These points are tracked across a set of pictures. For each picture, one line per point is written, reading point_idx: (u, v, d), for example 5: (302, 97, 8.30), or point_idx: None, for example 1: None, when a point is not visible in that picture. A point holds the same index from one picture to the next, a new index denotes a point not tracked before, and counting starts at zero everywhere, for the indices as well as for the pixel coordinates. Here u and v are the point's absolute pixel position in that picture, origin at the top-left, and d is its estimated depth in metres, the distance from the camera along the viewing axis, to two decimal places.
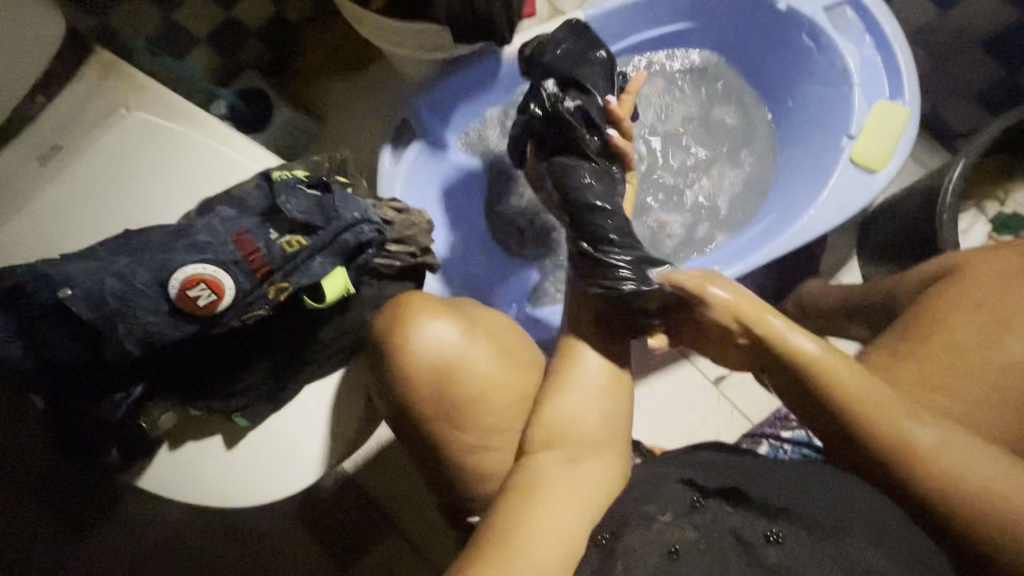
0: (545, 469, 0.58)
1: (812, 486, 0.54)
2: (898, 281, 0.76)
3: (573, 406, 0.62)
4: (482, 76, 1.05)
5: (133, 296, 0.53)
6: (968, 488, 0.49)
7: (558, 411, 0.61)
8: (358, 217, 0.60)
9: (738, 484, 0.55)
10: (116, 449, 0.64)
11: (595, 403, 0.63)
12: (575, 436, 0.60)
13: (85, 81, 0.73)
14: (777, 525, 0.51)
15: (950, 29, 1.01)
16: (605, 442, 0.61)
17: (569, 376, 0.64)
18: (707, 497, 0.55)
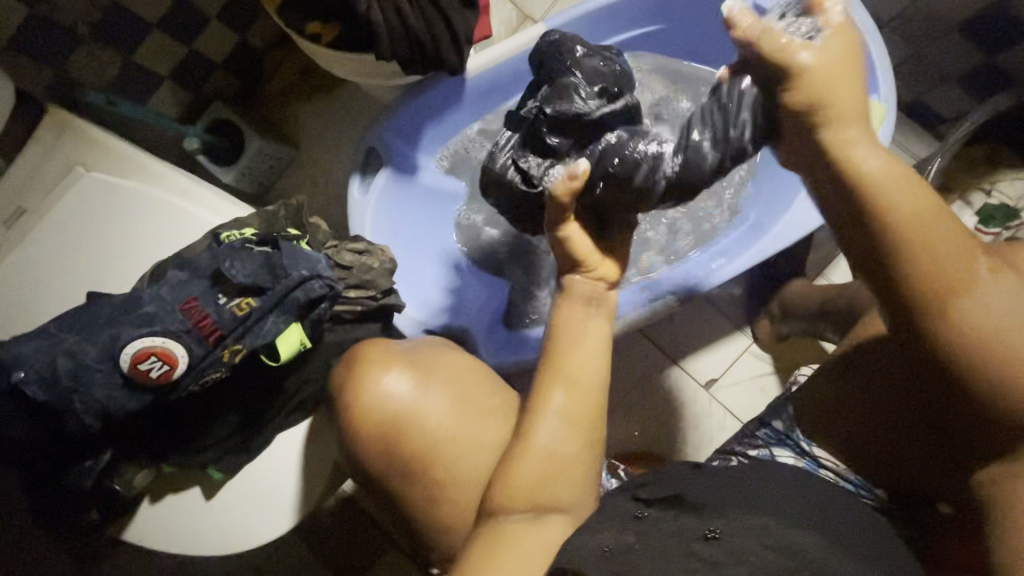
0: (509, 522, 0.55)
1: (758, 488, 0.57)
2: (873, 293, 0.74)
3: (546, 435, 0.57)
4: (447, 96, 1.02)
5: (86, 373, 0.54)
6: (982, 323, 0.50)
7: (516, 456, 0.58)
8: (307, 275, 0.60)
9: (681, 491, 0.56)
10: (94, 509, 0.65)
11: (564, 443, 0.57)
12: (547, 468, 0.57)
13: (41, 142, 0.74)
14: (718, 524, 0.51)
15: (927, 15, 0.97)
16: (580, 466, 0.58)
17: (531, 422, 0.58)
18: (649, 508, 0.55)
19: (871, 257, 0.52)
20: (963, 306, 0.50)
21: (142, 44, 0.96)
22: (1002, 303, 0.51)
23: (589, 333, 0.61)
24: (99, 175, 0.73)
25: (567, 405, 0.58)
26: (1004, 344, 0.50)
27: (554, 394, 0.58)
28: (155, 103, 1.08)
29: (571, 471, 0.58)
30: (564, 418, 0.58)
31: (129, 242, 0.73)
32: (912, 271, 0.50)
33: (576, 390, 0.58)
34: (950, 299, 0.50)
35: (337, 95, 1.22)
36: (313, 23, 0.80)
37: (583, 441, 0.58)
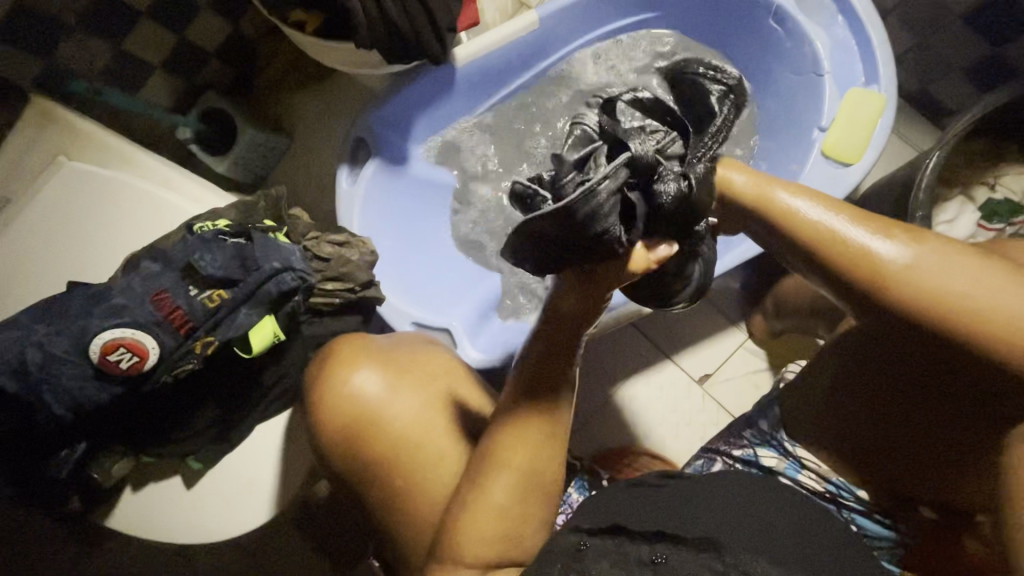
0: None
1: (702, 506, 0.60)
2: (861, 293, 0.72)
3: (497, 485, 0.56)
4: (438, 86, 1.00)
5: (57, 364, 0.54)
6: (937, 286, 0.52)
7: (466, 505, 0.56)
8: (279, 267, 0.60)
9: (619, 522, 0.58)
10: (74, 496, 0.66)
11: (515, 500, 0.56)
12: (495, 515, 0.55)
13: (23, 132, 0.74)
14: (660, 549, 0.53)
15: (931, 3, 0.94)
16: (529, 512, 0.57)
17: (485, 473, 0.57)
18: (589, 538, 0.56)
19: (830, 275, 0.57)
20: (932, 276, 0.52)
21: (130, 32, 0.96)
22: (952, 269, 0.52)
23: (555, 383, 0.58)
24: (81, 166, 0.73)
25: (521, 463, 0.56)
26: (968, 300, 0.50)
27: (514, 450, 0.57)
28: (146, 94, 1.07)
29: (523, 518, 0.56)
30: (517, 474, 0.56)
31: (111, 232, 0.73)
32: (853, 260, 0.55)
33: (532, 442, 0.57)
34: (900, 270, 0.53)
35: (329, 84, 1.20)
36: (296, 11, 0.79)
37: (532, 497, 0.57)
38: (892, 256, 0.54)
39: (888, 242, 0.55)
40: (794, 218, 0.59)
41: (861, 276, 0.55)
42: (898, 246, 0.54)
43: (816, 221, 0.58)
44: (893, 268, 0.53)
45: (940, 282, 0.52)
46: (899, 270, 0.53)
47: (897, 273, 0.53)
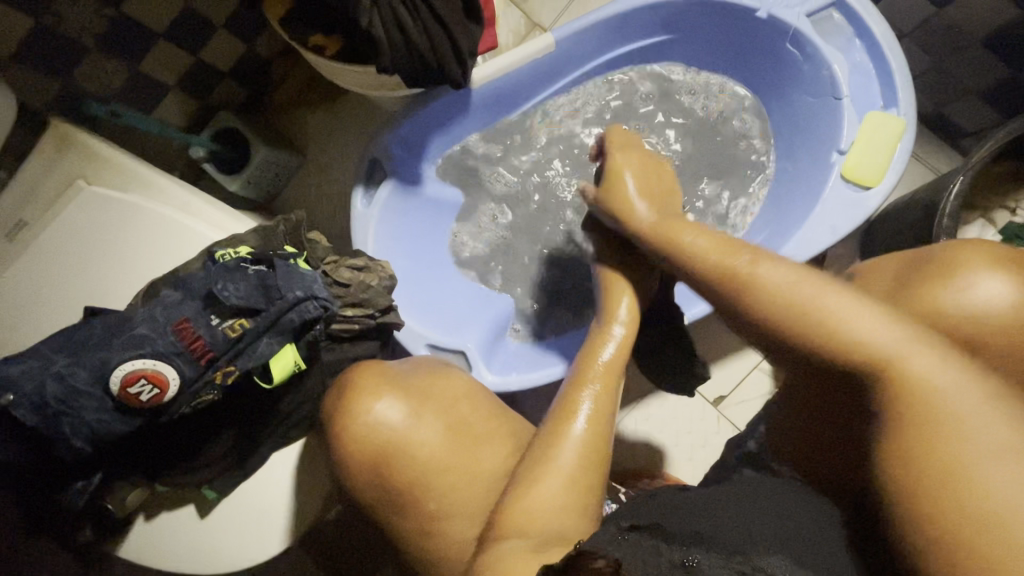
0: (508, 544, 0.52)
1: (723, 510, 0.57)
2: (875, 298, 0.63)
3: (561, 457, 0.56)
4: (452, 107, 1.01)
5: (76, 397, 0.53)
6: (791, 304, 0.51)
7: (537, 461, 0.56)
8: (302, 296, 0.59)
9: (658, 521, 0.56)
10: (88, 526, 0.64)
11: (579, 465, 0.56)
12: (556, 481, 0.55)
13: (44, 154, 0.73)
14: (694, 552, 0.50)
15: (949, 27, 0.93)
16: (588, 482, 0.56)
17: (550, 441, 0.57)
18: (629, 531, 0.53)
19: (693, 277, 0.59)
20: (787, 289, 0.51)
21: (147, 53, 0.96)
22: (815, 288, 0.51)
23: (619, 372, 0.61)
24: (99, 189, 0.73)
25: (591, 429, 0.57)
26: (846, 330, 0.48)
27: (576, 417, 0.58)
28: (162, 113, 1.07)
29: (584, 497, 0.55)
30: (586, 440, 0.57)
31: (128, 255, 0.73)
32: (719, 270, 0.56)
33: (598, 412, 0.58)
34: (769, 286, 0.52)
35: (343, 103, 1.20)
36: (316, 35, 0.79)
37: (593, 467, 0.56)
38: (744, 266, 0.55)
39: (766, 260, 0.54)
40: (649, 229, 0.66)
41: (727, 284, 0.55)
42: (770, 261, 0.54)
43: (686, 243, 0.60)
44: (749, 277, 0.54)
45: (793, 293, 0.51)
46: (764, 284, 0.52)
47: (743, 277, 0.54)
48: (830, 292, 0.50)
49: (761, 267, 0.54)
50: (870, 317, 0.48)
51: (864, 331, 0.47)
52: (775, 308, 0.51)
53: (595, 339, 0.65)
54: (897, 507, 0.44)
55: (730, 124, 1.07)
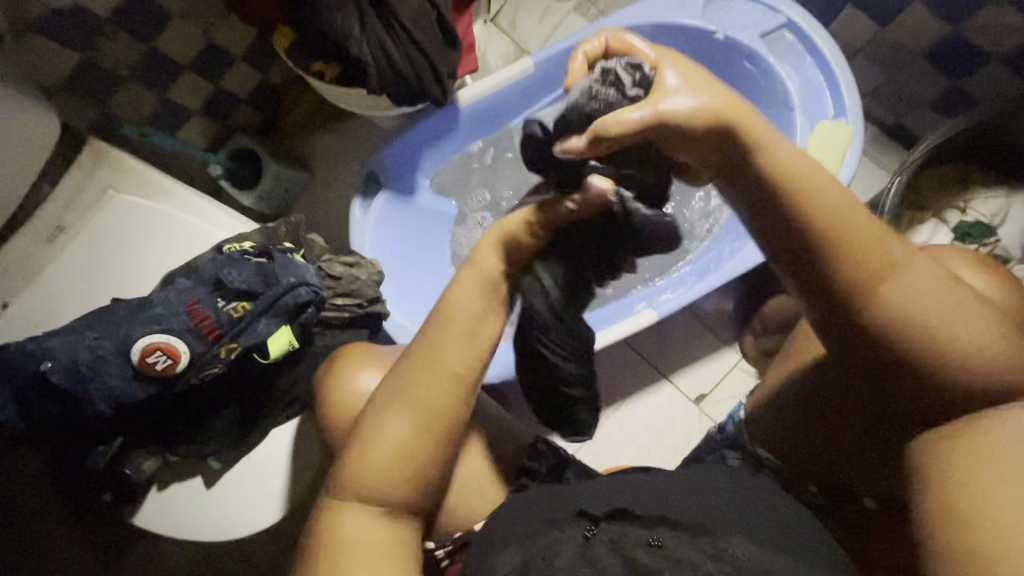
0: (348, 515, 0.52)
1: (682, 483, 0.59)
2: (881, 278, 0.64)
3: (389, 424, 0.54)
4: (442, 125, 1.11)
5: (102, 365, 0.63)
6: (914, 305, 0.48)
7: (370, 434, 0.54)
8: (295, 282, 0.69)
9: (625, 505, 0.56)
10: (108, 491, 0.73)
11: (406, 434, 0.53)
12: (380, 450, 0.53)
13: (81, 168, 0.85)
14: (660, 533, 0.52)
15: (894, 42, 1.00)
16: (413, 453, 0.54)
17: (384, 407, 0.54)
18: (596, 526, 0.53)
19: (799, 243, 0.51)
20: (916, 291, 0.48)
21: (172, 83, 1.09)
22: (934, 293, 0.48)
23: (471, 324, 0.56)
24: (129, 198, 0.84)
25: (426, 398, 0.54)
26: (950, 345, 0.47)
27: (411, 386, 0.54)
28: (185, 136, 1.20)
29: (413, 465, 0.54)
30: (417, 411, 0.54)
31: (152, 254, 0.83)
32: (867, 259, 0.49)
33: (428, 375, 0.54)
34: (898, 278, 0.49)
35: (347, 125, 1.32)
36: (317, 62, 0.90)
37: (428, 436, 0.54)
38: (897, 263, 0.49)
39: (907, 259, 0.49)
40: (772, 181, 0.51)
41: (860, 272, 0.49)
42: (915, 261, 0.49)
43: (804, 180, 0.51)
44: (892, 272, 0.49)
45: (922, 297, 0.48)
46: (897, 274, 0.49)
47: (892, 276, 0.49)
48: (952, 300, 0.48)
49: (904, 266, 0.49)
50: (957, 311, 0.47)
51: (970, 336, 0.47)
52: (920, 310, 0.48)
53: (447, 296, 0.57)
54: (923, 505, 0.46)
55: None
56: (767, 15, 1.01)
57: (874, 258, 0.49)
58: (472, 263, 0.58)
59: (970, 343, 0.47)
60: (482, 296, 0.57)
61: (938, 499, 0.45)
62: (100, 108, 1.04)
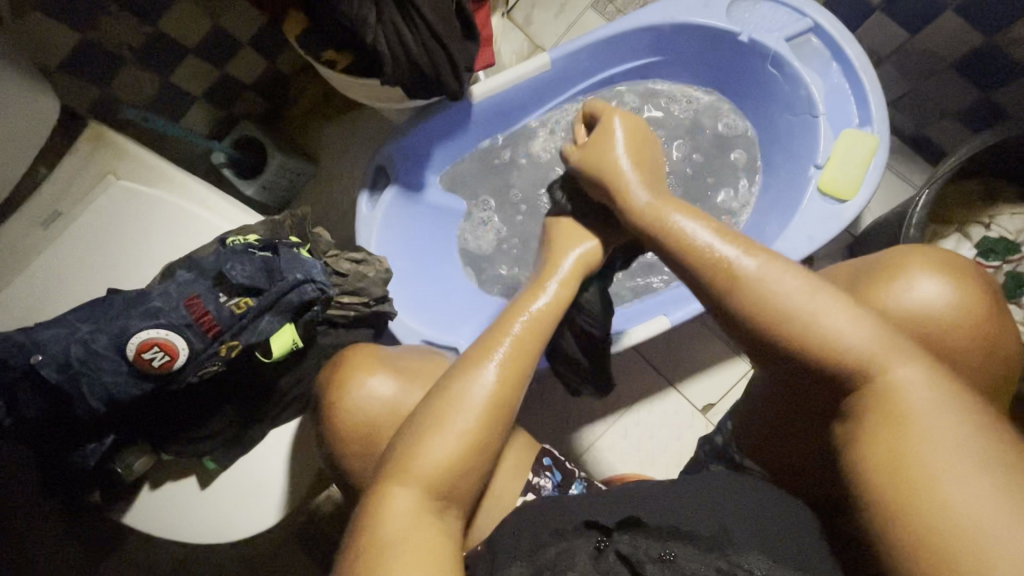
0: (398, 496, 0.48)
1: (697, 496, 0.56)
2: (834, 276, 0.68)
3: (471, 399, 0.52)
4: (454, 121, 1.07)
5: (96, 359, 0.60)
6: (769, 297, 0.52)
7: (438, 413, 0.52)
8: (301, 278, 0.66)
9: (640, 514, 0.54)
10: (98, 489, 0.70)
11: (476, 422, 0.51)
12: (449, 432, 0.50)
13: (79, 151, 0.82)
14: (671, 546, 0.51)
15: (924, 51, 0.98)
16: (487, 440, 0.51)
17: (453, 389, 0.53)
18: (610, 536, 0.52)
19: (680, 264, 0.58)
20: (767, 282, 0.52)
21: (177, 67, 1.05)
22: (781, 276, 0.52)
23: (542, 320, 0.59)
24: (128, 183, 0.81)
25: (504, 382, 0.53)
26: (816, 327, 0.50)
27: (485, 368, 0.54)
28: (188, 122, 1.16)
29: (482, 455, 0.51)
30: (495, 392, 0.53)
31: (151, 242, 0.80)
32: (711, 265, 0.55)
33: (508, 364, 0.54)
34: (751, 278, 0.53)
35: (356, 116, 1.29)
36: (329, 50, 0.86)
37: (491, 426, 0.52)
38: (741, 261, 0.54)
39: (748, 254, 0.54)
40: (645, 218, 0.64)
41: (711, 279, 0.55)
42: (755, 256, 0.54)
43: (684, 227, 0.59)
44: (737, 268, 0.54)
45: (771, 287, 0.52)
46: (754, 285, 0.52)
47: (742, 274, 0.53)
48: (799, 281, 0.52)
49: (745, 263, 0.54)
50: (818, 305, 0.51)
51: (832, 323, 0.50)
52: (768, 301, 0.52)
53: (522, 302, 0.61)
54: (870, 494, 0.46)
55: (717, 138, 1.12)
56: (793, 18, 0.98)
57: (718, 263, 0.55)
58: (543, 287, 0.63)
59: (835, 320, 0.50)
60: (558, 304, 0.61)
61: (869, 483, 0.46)
62: (101, 89, 1.01)
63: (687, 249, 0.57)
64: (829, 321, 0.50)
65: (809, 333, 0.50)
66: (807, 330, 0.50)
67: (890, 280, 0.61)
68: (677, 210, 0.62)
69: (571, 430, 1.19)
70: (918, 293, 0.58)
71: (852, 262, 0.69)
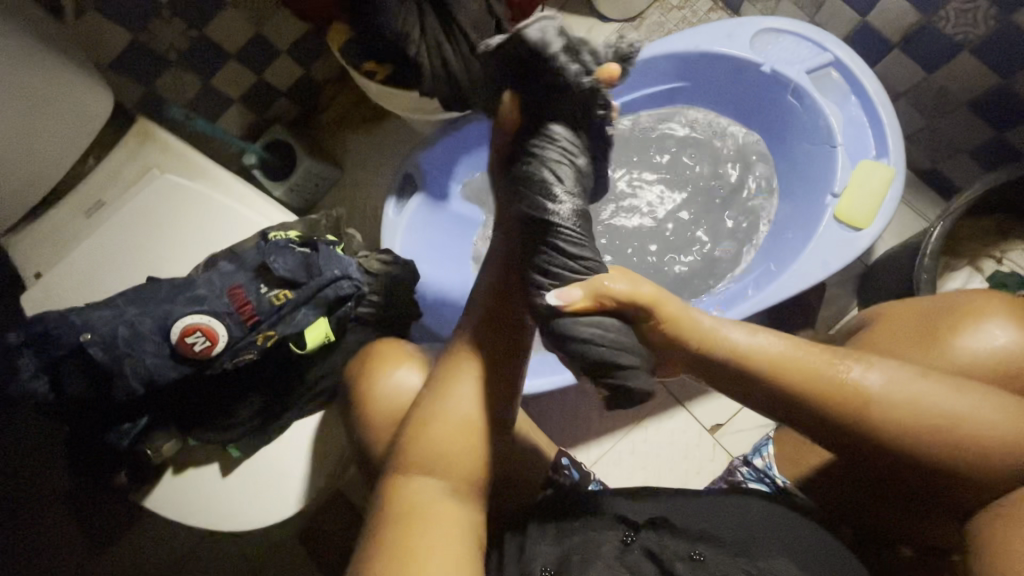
0: (421, 485, 0.53)
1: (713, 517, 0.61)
2: (891, 314, 0.70)
3: (455, 398, 0.56)
4: (481, 134, 1.12)
5: (139, 341, 0.62)
6: (898, 419, 0.52)
7: (433, 419, 0.56)
8: (338, 275, 0.69)
9: (690, 524, 0.61)
10: (125, 470, 0.72)
11: (471, 413, 0.56)
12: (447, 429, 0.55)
13: (128, 145, 0.85)
14: (699, 548, 0.58)
15: (940, 89, 1.02)
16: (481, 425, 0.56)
17: (444, 388, 0.57)
18: (637, 532, 0.61)
19: (792, 398, 0.54)
20: (893, 395, 0.52)
21: (219, 70, 1.10)
22: (905, 381, 0.53)
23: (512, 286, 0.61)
24: (171, 178, 0.84)
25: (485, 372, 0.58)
26: (962, 428, 0.51)
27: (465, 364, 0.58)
28: (224, 124, 1.21)
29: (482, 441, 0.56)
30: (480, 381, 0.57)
31: (189, 235, 0.83)
32: (837, 391, 0.53)
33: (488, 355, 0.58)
34: (877, 395, 0.52)
35: (383, 126, 1.33)
36: (370, 62, 0.91)
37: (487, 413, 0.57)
38: (866, 382, 0.53)
39: (866, 367, 0.54)
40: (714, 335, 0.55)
41: (839, 400, 0.53)
42: (877, 372, 0.53)
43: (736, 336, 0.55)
44: (862, 387, 0.53)
45: (912, 398, 0.52)
46: (876, 399, 0.52)
47: (872, 398, 0.52)
48: (926, 381, 0.53)
49: (867, 380, 0.53)
50: (961, 400, 0.52)
51: (979, 418, 0.51)
52: (901, 420, 0.52)
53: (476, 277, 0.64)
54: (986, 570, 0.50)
55: (737, 158, 1.14)
56: (813, 52, 1.03)
57: (845, 388, 0.53)
58: None
59: (986, 416, 0.51)
60: None
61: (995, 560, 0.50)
62: (146, 88, 1.05)
63: (805, 380, 0.53)
64: (973, 417, 0.51)
65: (953, 431, 0.51)
66: (952, 432, 0.51)
67: (955, 332, 0.63)
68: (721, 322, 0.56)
69: (580, 443, 1.20)
70: (981, 337, 0.61)
71: (909, 301, 0.71)
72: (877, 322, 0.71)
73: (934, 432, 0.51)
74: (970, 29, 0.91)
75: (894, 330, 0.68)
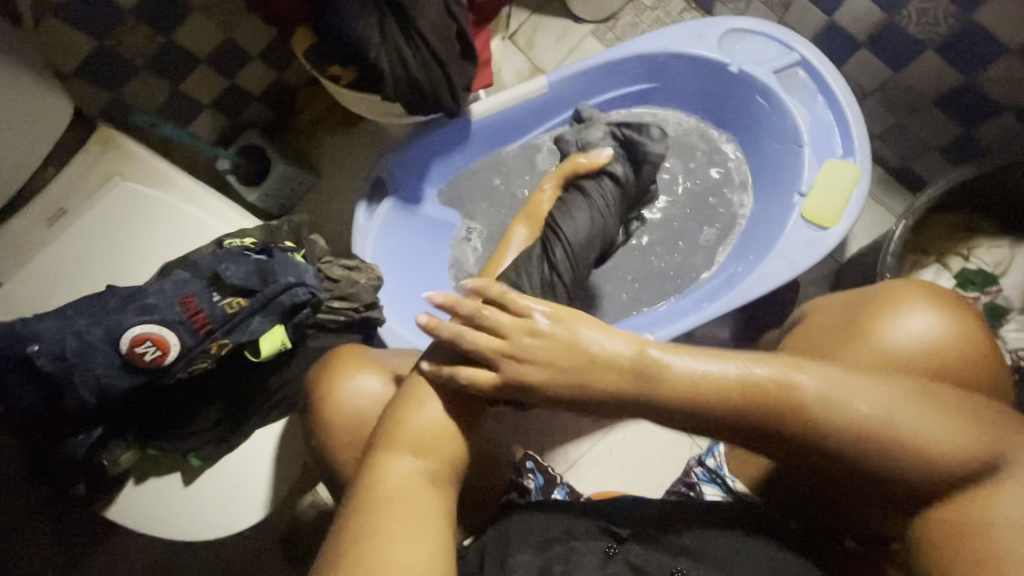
0: (396, 472, 0.54)
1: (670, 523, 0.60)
2: (826, 305, 0.72)
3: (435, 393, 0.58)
4: (454, 136, 1.11)
5: (90, 351, 0.62)
6: (827, 425, 0.52)
7: (409, 413, 0.57)
8: (293, 281, 0.68)
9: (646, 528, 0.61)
10: (82, 482, 0.71)
11: (446, 416, 0.58)
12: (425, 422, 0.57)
13: (88, 153, 0.85)
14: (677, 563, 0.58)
15: (906, 87, 1.02)
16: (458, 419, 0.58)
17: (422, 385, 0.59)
18: (621, 543, 0.61)
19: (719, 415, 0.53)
20: (816, 403, 0.52)
21: (188, 75, 1.09)
22: (831, 386, 0.53)
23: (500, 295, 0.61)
24: (132, 185, 0.84)
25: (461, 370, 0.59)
26: (887, 430, 0.51)
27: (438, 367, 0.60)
28: (195, 129, 1.20)
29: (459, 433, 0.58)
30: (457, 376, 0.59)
31: (151, 242, 0.83)
32: (756, 398, 0.52)
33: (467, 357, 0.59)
34: (810, 400, 0.52)
35: (357, 129, 1.32)
36: (335, 66, 0.91)
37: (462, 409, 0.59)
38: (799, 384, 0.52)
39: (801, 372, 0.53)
40: (601, 359, 0.55)
41: (761, 407, 0.52)
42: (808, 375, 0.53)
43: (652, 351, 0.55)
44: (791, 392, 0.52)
45: (833, 403, 0.52)
46: (814, 402, 0.52)
47: (793, 400, 0.52)
48: (843, 377, 0.53)
49: (800, 382, 0.53)
50: (879, 400, 0.52)
51: (912, 425, 0.51)
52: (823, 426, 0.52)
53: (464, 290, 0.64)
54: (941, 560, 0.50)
55: (707, 158, 1.15)
56: (781, 52, 1.02)
57: (767, 393, 0.52)
58: None
59: (916, 421, 0.51)
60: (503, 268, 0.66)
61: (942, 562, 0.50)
62: (113, 93, 1.04)
63: (714, 389, 0.53)
64: (908, 424, 0.51)
65: (872, 429, 0.51)
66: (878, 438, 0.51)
67: (888, 319, 0.64)
68: (622, 339, 0.56)
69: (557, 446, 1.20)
70: (904, 322, 0.63)
71: (846, 292, 0.72)
72: (808, 319, 0.73)
73: (861, 436, 0.51)
74: (932, 28, 0.91)
75: (834, 322, 0.69)
